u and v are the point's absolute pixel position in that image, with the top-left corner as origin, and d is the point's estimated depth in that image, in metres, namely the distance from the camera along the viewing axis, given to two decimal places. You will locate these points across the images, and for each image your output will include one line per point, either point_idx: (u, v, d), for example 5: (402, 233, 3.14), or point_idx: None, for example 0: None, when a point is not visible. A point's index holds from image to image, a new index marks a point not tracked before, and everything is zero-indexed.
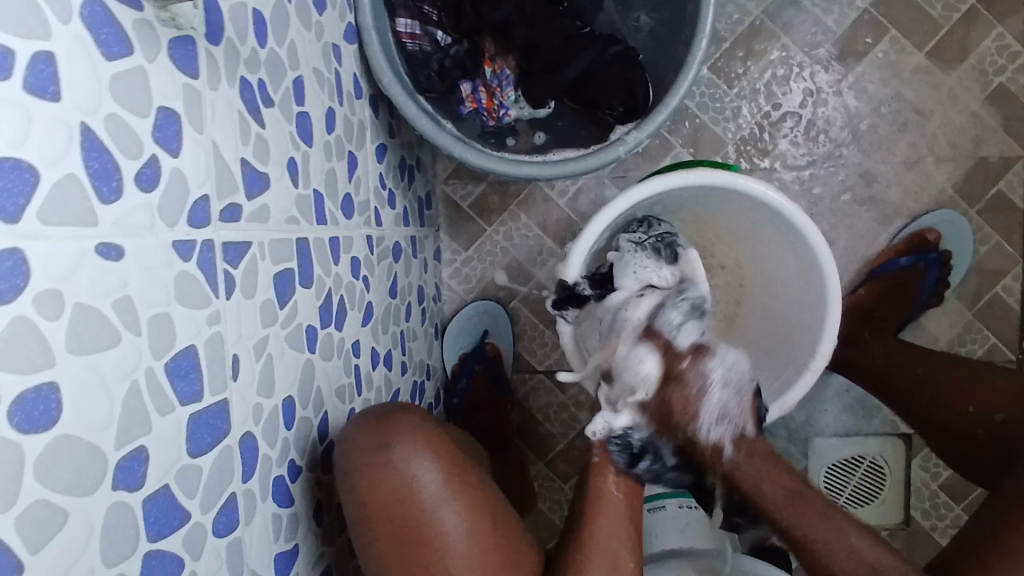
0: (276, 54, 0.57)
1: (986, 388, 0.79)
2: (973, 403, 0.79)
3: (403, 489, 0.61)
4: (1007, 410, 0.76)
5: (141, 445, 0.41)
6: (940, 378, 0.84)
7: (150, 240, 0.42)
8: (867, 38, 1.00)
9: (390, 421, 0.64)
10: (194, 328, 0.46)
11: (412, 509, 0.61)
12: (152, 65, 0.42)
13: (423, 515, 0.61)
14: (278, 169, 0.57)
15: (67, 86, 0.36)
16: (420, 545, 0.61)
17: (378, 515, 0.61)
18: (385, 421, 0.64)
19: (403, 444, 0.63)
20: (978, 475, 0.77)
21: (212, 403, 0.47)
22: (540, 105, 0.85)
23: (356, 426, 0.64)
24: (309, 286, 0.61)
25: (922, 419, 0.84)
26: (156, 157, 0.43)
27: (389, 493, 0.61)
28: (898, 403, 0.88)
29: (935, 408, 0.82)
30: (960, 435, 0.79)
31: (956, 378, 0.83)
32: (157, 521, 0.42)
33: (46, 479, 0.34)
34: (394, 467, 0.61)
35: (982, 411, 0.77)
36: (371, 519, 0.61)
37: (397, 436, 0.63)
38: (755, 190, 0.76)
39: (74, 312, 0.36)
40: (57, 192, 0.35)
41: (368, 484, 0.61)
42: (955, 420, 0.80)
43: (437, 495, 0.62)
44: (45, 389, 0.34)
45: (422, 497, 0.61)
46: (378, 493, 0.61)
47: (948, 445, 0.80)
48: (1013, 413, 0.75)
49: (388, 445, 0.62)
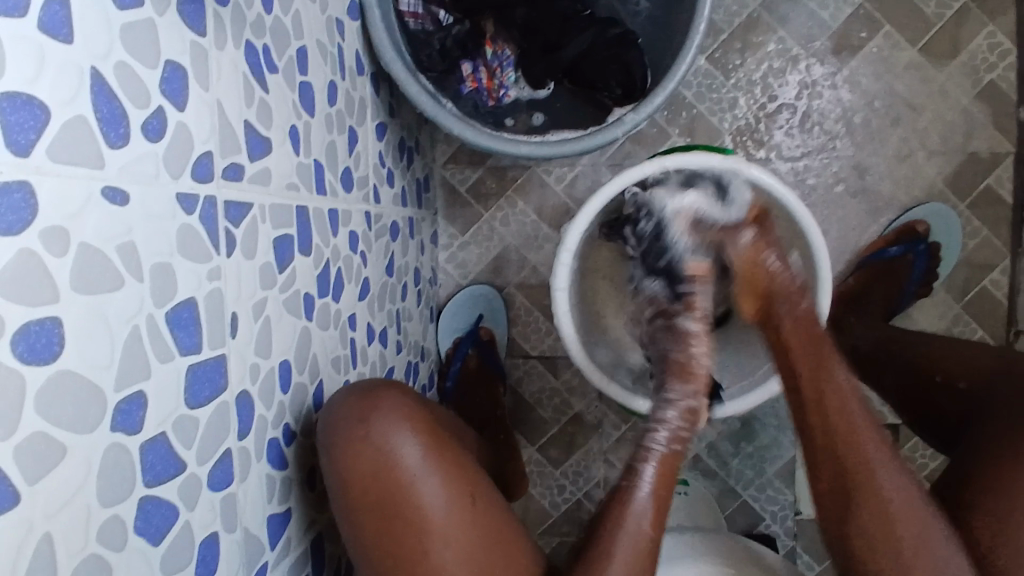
0: (280, 21, 0.58)
1: (955, 357, 0.80)
2: (940, 372, 0.80)
3: (384, 462, 0.62)
4: (968, 378, 0.76)
5: (140, 390, 0.41)
6: (912, 352, 0.85)
7: (155, 190, 0.43)
8: (861, 33, 1.01)
9: (372, 396, 0.65)
10: (195, 281, 0.46)
11: (392, 482, 0.61)
12: (161, 19, 0.43)
13: (403, 488, 0.61)
14: (280, 135, 0.58)
15: (78, 30, 0.37)
16: (400, 518, 0.61)
17: (358, 488, 0.61)
18: (366, 396, 0.65)
19: (383, 418, 0.63)
20: (942, 439, 0.77)
21: (211, 357, 0.48)
22: (538, 86, 0.85)
23: (339, 399, 0.64)
24: (308, 253, 0.62)
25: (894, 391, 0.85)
26: (162, 109, 0.43)
27: (368, 466, 0.62)
28: (874, 376, 0.89)
29: (906, 377, 0.84)
30: (924, 400, 0.80)
31: (929, 349, 0.84)
32: (153, 468, 0.43)
33: (47, 413, 0.35)
34: (374, 439, 0.62)
35: (947, 378, 0.78)
36: (351, 492, 0.61)
37: (378, 410, 0.64)
38: (749, 173, 0.77)
39: (79, 253, 0.37)
40: (66, 132, 0.36)
41: (349, 457, 0.62)
42: (923, 388, 0.81)
43: (418, 467, 0.62)
44: (48, 323, 0.35)
45: (403, 470, 0.62)
46: (360, 466, 0.62)
47: (918, 416, 0.81)
48: (975, 379, 0.75)
49: (369, 417, 0.63)
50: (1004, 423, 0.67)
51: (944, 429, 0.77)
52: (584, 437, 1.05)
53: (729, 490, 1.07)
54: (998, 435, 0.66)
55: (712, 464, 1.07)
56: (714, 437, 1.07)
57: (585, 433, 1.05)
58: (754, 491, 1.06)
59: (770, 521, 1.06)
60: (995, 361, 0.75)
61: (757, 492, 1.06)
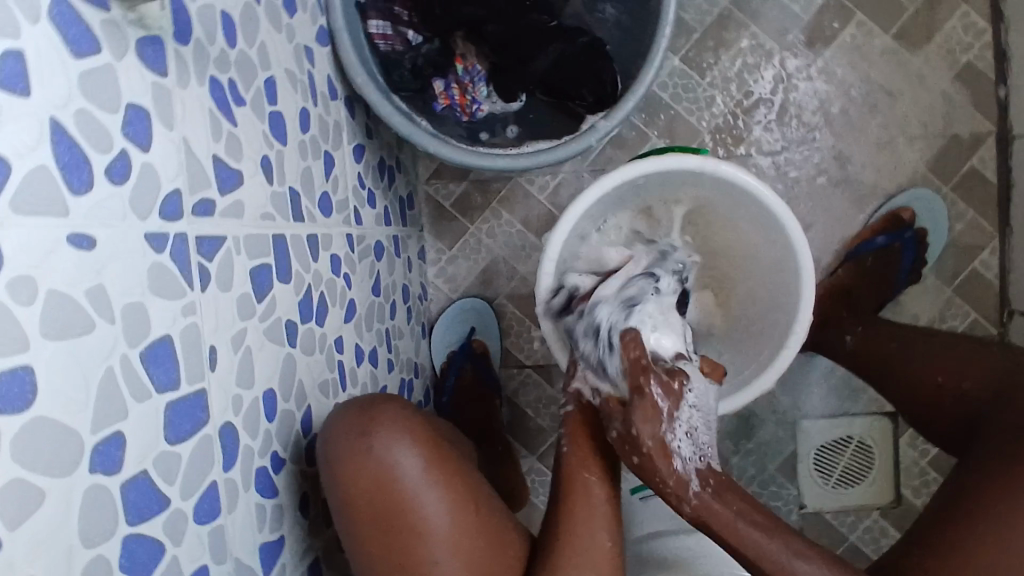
0: (245, 53, 0.58)
1: (952, 357, 0.80)
2: (942, 372, 0.80)
3: (386, 477, 0.62)
4: (972, 379, 0.76)
5: (118, 430, 0.42)
6: (911, 350, 0.85)
7: (124, 231, 0.43)
8: (833, 23, 1.02)
9: (372, 411, 0.65)
10: (170, 318, 0.47)
11: (395, 495, 0.62)
12: (121, 63, 0.44)
13: (405, 502, 0.62)
14: (251, 166, 0.58)
15: (36, 81, 0.37)
16: (404, 530, 0.62)
17: (362, 504, 0.61)
18: (365, 411, 0.64)
19: (383, 433, 0.63)
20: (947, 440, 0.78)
21: (190, 392, 0.48)
22: (511, 98, 0.87)
23: (338, 415, 0.64)
24: (287, 280, 0.63)
25: (896, 393, 0.84)
26: (126, 151, 0.44)
27: (370, 482, 0.61)
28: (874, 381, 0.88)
29: (904, 380, 0.84)
30: (923, 402, 0.81)
31: (926, 349, 0.84)
32: (136, 505, 0.43)
33: (23, 459, 0.36)
34: (376, 455, 0.62)
35: (948, 381, 0.79)
36: (352, 508, 0.61)
37: (378, 424, 0.64)
38: (725, 173, 0.78)
39: (48, 298, 0.37)
40: (28, 182, 0.36)
41: (350, 473, 0.61)
42: (921, 390, 0.81)
43: (419, 481, 0.63)
44: (20, 371, 0.36)
45: (405, 485, 0.62)
46: (362, 480, 0.61)
47: (920, 416, 0.81)
48: (979, 382, 0.75)
49: (370, 433, 0.63)
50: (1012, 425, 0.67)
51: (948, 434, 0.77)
52: None
53: None
54: (1005, 442, 0.66)
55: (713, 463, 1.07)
56: None
57: None
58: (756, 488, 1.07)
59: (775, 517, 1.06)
60: (999, 363, 0.75)
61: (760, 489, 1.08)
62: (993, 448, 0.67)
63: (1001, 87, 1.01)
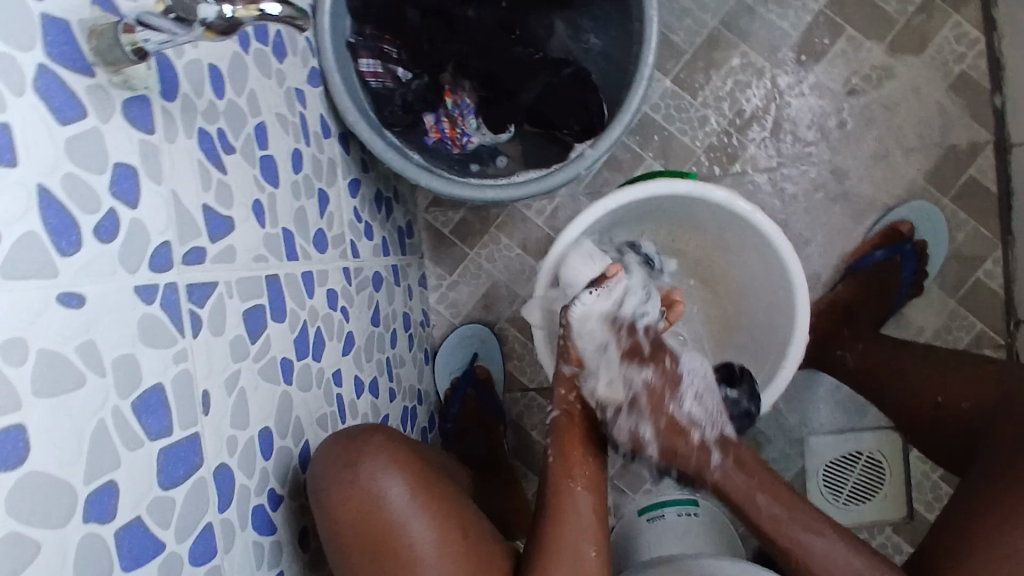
0: (234, 103, 0.60)
1: (953, 376, 0.80)
2: (942, 394, 0.80)
3: (372, 506, 0.64)
4: (972, 399, 0.76)
5: (111, 479, 0.43)
6: (913, 371, 0.85)
7: (112, 286, 0.45)
8: (823, 38, 1.02)
9: (358, 439, 0.66)
10: (161, 366, 0.48)
11: (381, 524, 0.63)
12: (107, 125, 0.46)
13: (393, 529, 0.64)
14: (242, 211, 0.60)
15: (23, 151, 0.39)
16: (391, 557, 0.64)
17: (349, 532, 0.63)
18: (351, 439, 0.66)
19: (370, 461, 0.65)
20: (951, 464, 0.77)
21: (183, 437, 0.50)
22: (500, 129, 0.88)
23: (324, 445, 0.65)
24: (282, 319, 0.64)
25: (902, 414, 0.84)
26: (115, 209, 0.46)
27: (358, 512, 0.63)
28: (879, 402, 0.88)
29: (908, 401, 0.83)
30: (929, 424, 0.80)
31: (926, 369, 0.84)
32: (131, 551, 0.45)
33: (18, 513, 0.37)
34: (361, 483, 0.64)
35: (950, 401, 0.78)
36: (341, 536, 0.63)
37: (365, 454, 0.65)
38: (712, 196, 0.78)
39: (38, 358, 0.39)
40: (16, 249, 0.38)
41: (338, 502, 0.63)
42: (925, 411, 0.81)
43: (406, 508, 0.64)
44: (13, 430, 0.37)
45: (391, 512, 0.64)
46: (348, 512, 0.63)
47: (927, 439, 0.80)
48: (978, 401, 0.75)
49: (355, 463, 0.64)
50: (1005, 447, 0.66)
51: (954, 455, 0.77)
52: None
53: None
54: (996, 456, 0.67)
55: None
56: None
57: None
58: None
59: None
60: (998, 381, 0.74)
61: None
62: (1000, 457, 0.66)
63: (996, 95, 1.01)
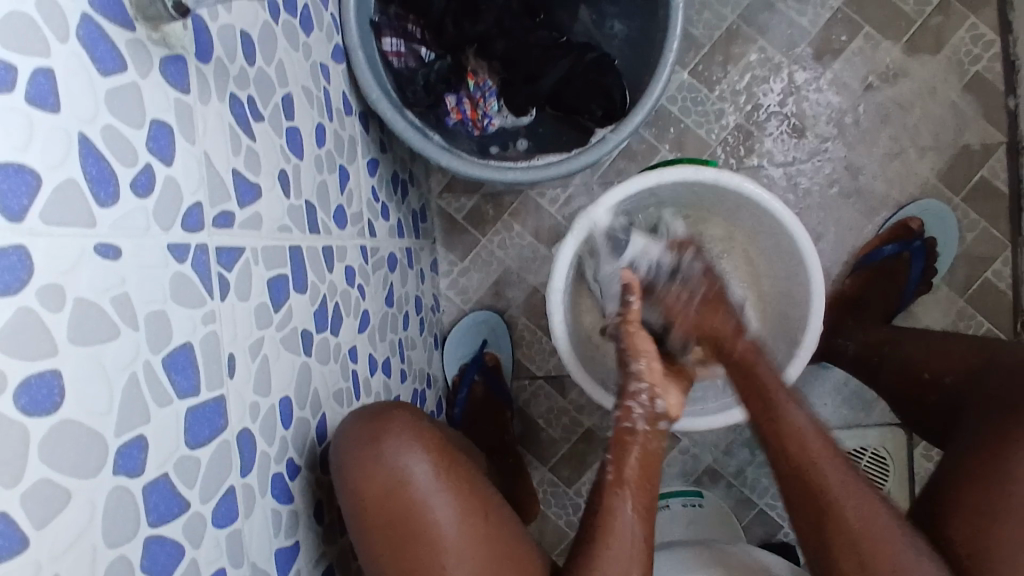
0: (264, 71, 0.60)
1: (940, 352, 0.80)
2: (928, 369, 0.80)
3: (395, 481, 0.64)
4: (954, 372, 0.77)
5: (140, 434, 0.43)
6: (905, 347, 0.85)
7: (147, 241, 0.45)
8: (841, 36, 1.04)
9: (384, 417, 0.67)
10: (190, 326, 0.48)
11: (404, 500, 0.63)
12: (145, 81, 0.46)
13: (416, 506, 0.63)
14: (269, 180, 0.60)
15: (65, 99, 0.39)
16: (412, 534, 0.63)
17: (373, 506, 0.63)
18: (378, 417, 0.67)
19: (393, 437, 0.65)
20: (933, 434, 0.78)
21: (209, 398, 0.50)
22: (521, 113, 0.89)
23: (351, 421, 0.66)
24: (303, 291, 0.64)
25: (891, 394, 0.84)
26: (150, 165, 0.46)
27: (381, 487, 0.63)
28: (870, 380, 0.89)
29: (897, 380, 0.84)
30: (915, 403, 0.81)
31: (915, 346, 0.84)
32: (157, 508, 0.44)
33: (49, 459, 0.37)
34: (384, 458, 0.64)
35: (934, 376, 0.79)
36: (364, 512, 0.63)
37: (388, 430, 0.66)
38: (734, 183, 0.79)
39: (75, 305, 0.39)
40: (57, 195, 0.38)
41: (361, 475, 0.63)
42: (912, 389, 0.81)
43: (429, 486, 0.64)
44: (48, 375, 0.37)
45: (414, 488, 0.64)
46: (372, 487, 0.63)
47: (914, 415, 0.81)
48: (962, 372, 0.75)
49: (380, 437, 0.65)
50: (988, 417, 0.67)
51: (933, 428, 0.78)
52: (596, 453, 1.06)
53: (745, 500, 1.08)
54: (981, 428, 0.67)
55: (727, 473, 1.08)
56: (727, 443, 1.08)
57: (596, 450, 1.06)
58: (770, 500, 1.07)
59: (789, 529, 1.07)
60: (980, 354, 0.75)
61: (773, 501, 1.07)
62: (986, 426, 0.67)
63: (1010, 97, 1.02)
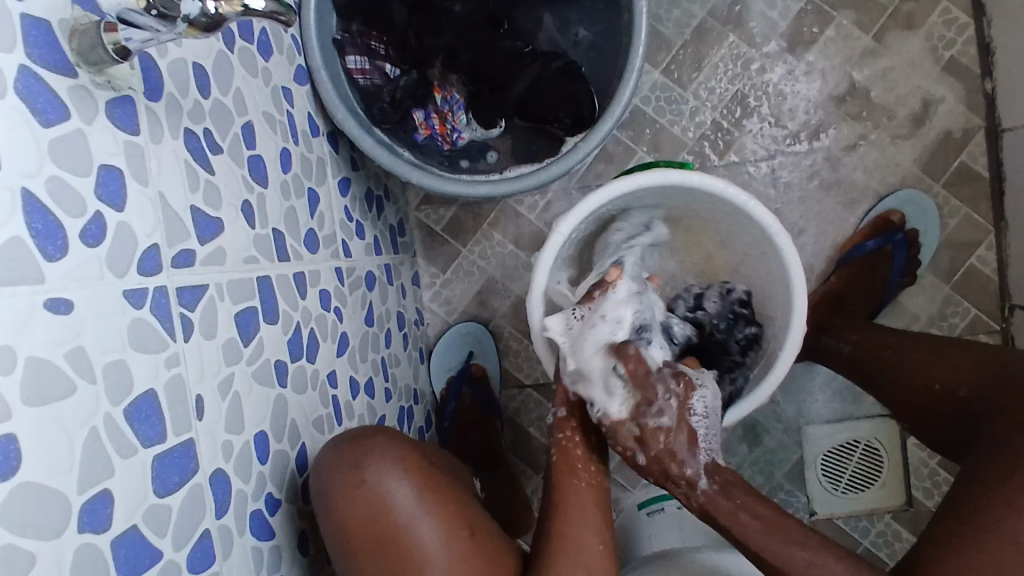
0: (220, 101, 0.59)
1: (953, 363, 0.79)
2: (938, 381, 0.79)
3: (377, 506, 0.63)
4: (967, 385, 0.76)
5: (106, 487, 0.43)
6: (909, 356, 0.84)
7: (101, 291, 0.44)
8: (812, 27, 1.03)
9: (363, 441, 0.66)
10: (152, 371, 0.48)
11: (387, 523, 0.63)
12: (91, 126, 0.45)
13: (399, 530, 0.63)
14: (231, 212, 0.59)
15: (7, 155, 0.38)
16: (400, 559, 0.63)
17: (355, 532, 0.63)
18: (356, 440, 0.66)
19: (374, 463, 0.65)
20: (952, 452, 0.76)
21: (177, 443, 0.49)
22: (490, 125, 0.88)
23: (329, 447, 0.65)
24: (274, 321, 0.63)
25: (896, 402, 0.84)
26: (101, 213, 0.45)
27: (364, 513, 0.63)
28: (871, 386, 0.88)
29: (901, 390, 0.83)
30: (928, 413, 0.79)
31: (920, 354, 0.84)
32: (127, 560, 0.44)
33: (12, 524, 0.36)
34: (366, 484, 0.63)
35: (946, 388, 0.77)
36: (348, 537, 0.63)
37: (370, 455, 0.65)
38: (709, 187, 0.77)
39: (28, 364, 0.38)
40: (1, 254, 0.37)
41: (342, 502, 0.63)
42: (920, 398, 0.80)
43: (412, 509, 0.64)
44: (3, 441, 0.36)
45: (398, 512, 0.64)
46: (354, 513, 0.63)
47: (923, 427, 0.80)
48: (974, 387, 0.74)
49: (361, 463, 0.64)
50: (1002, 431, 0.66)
51: (950, 444, 0.76)
52: None
53: None
54: (996, 442, 0.66)
55: None
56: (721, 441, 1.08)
57: None
58: None
59: None
60: (993, 366, 0.74)
61: None
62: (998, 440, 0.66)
63: (986, 80, 1.01)
